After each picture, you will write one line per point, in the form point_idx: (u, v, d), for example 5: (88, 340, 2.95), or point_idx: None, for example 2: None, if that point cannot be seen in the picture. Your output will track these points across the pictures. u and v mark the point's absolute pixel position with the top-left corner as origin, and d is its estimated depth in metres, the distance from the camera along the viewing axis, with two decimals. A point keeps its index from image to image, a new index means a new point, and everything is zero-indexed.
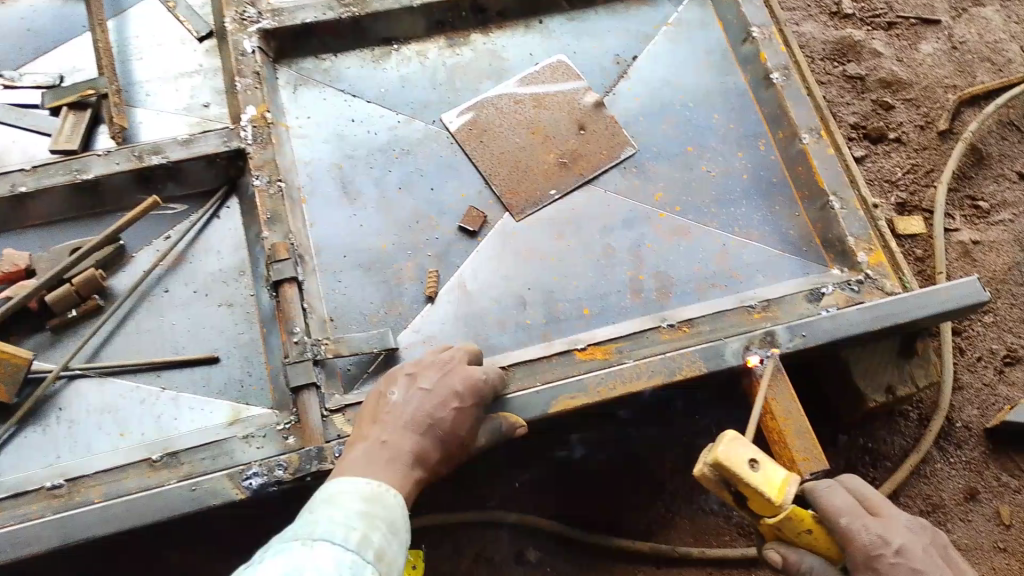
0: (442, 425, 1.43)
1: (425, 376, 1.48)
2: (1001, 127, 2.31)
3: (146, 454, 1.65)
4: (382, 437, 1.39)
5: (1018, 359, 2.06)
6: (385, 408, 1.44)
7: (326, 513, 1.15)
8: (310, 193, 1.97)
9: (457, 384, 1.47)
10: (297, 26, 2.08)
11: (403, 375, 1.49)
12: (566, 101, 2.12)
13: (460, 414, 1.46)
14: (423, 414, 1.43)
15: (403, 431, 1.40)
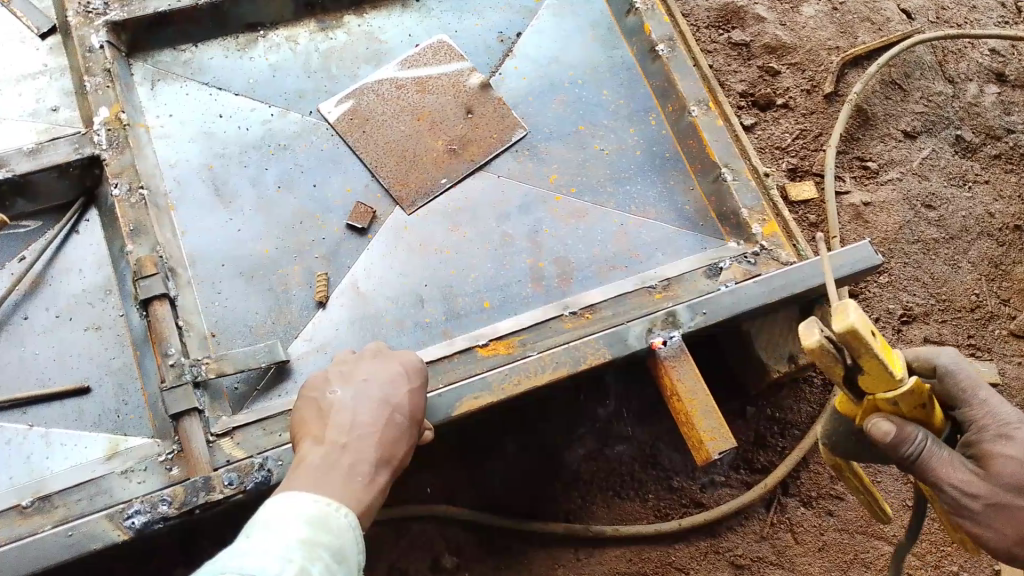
0: (400, 410, 1.39)
1: (359, 369, 1.43)
2: (885, 87, 2.34)
3: (15, 500, 1.50)
4: (340, 441, 1.31)
5: (915, 316, 2.09)
6: (326, 411, 1.37)
7: (262, 544, 1.04)
8: (179, 199, 1.83)
9: (393, 369, 1.44)
10: (152, 17, 1.90)
11: (332, 376, 1.43)
12: (450, 84, 2.03)
13: (413, 395, 1.43)
14: (378, 405, 1.38)
15: (361, 426, 1.34)
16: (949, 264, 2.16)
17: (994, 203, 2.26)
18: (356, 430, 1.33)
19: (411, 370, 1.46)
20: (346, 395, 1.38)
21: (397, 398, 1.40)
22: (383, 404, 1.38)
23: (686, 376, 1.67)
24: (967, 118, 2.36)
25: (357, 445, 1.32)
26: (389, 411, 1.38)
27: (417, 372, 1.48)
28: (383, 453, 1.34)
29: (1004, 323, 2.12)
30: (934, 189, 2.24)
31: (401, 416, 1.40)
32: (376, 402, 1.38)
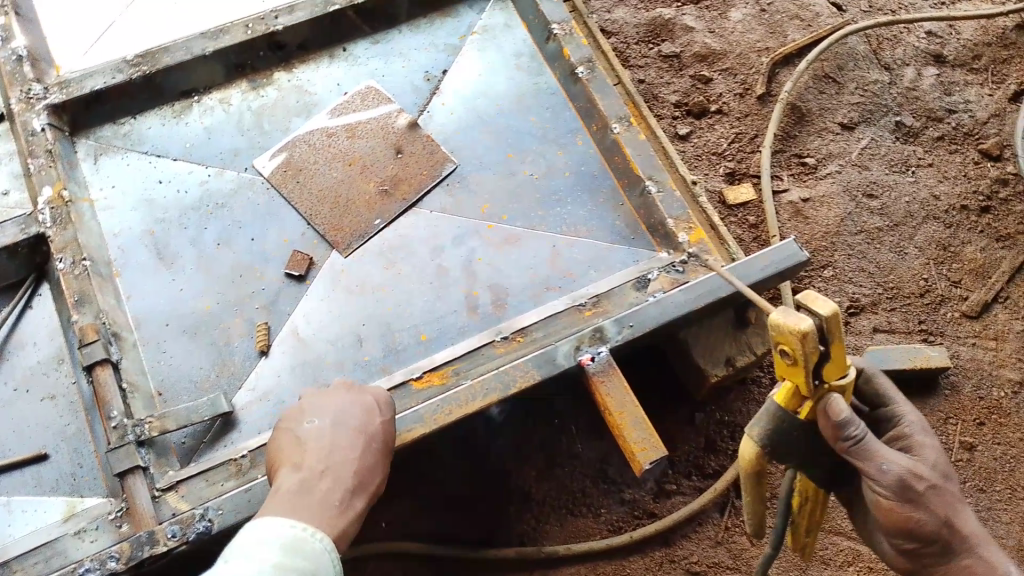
0: (371, 439, 1.46)
1: (332, 402, 1.50)
2: (818, 81, 2.34)
3: None
4: (318, 467, 1.38)
5: (862, 308, 2.10)
6: (302, 442, 1.43)
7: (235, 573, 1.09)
8: (124, 265, 1.93)
9: (364, 401, 1.51)
10: (88, 95, 2.01)
11: (305, 410, 1.49)
12: (379, 127, 2.09)
13: (385, 427, 1.50)
14: (351, 435, 1.44)
15: (337, 454, 1.41)
16: (894, 252, 2.15)
17: (939, 185, 2.24)
18: (331, 459, 1.40)
19: (382, 404, 1.53)
20: (321, 426, 1.45)
21: (367, 428, 1.46)
22: (356, 434, 1.44)
23: (614, 390, 1.71)
24: (906, 103, 2.34)
25: (332, 473, 1.38)
26: (363, 440, 1.44)
27: (386, 404, 1.55)
28: (357, 479, 1.40)
29: (957, 304, 2.10)
30: (875, 178, 2.24)
31: (374, 445, 1.46)
32: (350, 432, 1.44)
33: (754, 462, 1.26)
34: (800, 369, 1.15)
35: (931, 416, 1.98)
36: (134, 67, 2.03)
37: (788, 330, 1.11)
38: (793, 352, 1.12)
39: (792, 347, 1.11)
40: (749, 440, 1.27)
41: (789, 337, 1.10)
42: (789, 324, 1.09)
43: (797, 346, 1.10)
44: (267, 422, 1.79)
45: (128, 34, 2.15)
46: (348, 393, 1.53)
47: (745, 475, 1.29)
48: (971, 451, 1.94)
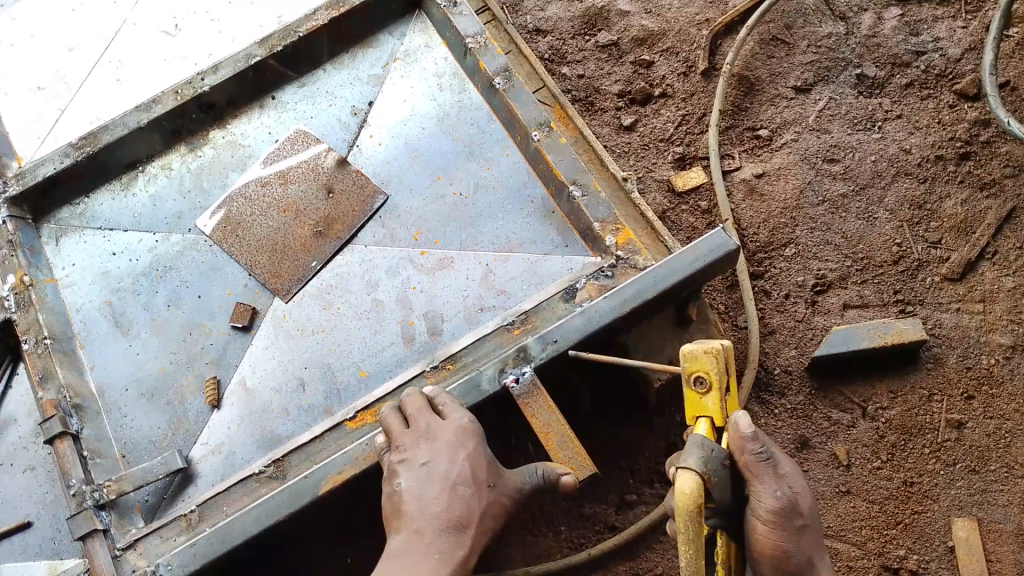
0: (461, 480, 1.48)
1: (418, 452, 1.52)
2: (765, 46, 2.19)
3: None
4: (417, 527, 1.44)
5: (830, 284, 1.94)
6: (398, 503, 1.48)
7: None
8: (86, 337, 2.03)
9: (448, 439, 1.52)
10: (42, 183, 2.12)
11: (395, 467, 1.53)
12: (309, 169, 2.11)
13: (473, 458, 1.51)
14: (439, 485, 1.47)
15: (429, 510, 1.45)
16: (862, 219, 1.99)
17: (909, 137, 2.05)
18: (428, 513, 1.45)
19: (463, 433, 1.53)
20: (411, 484, 1.48)
21: (455, 472, 1.48)
22: (444, 483, 1.47)
23: (540, 410, 1.66)
24: (867, 53, 2.15)
25: (430, 529, 1.43)
26: (452, 486, 1.47)
27: (470, 431, 1.54)
28: (456, 524, 1.45)
29: (937, 267, 1.92)
30: (836, 140, 2.08)
31: (464, 485, 1.48)
32: (438, 485, 1.47)
33: (694, 494, 1.24)
34: (712, 394, 1.37)
35: (911, 394, 1.81)
36: (78, 149, 2.12)
37: (700, 356, 1.38)
38: (706, 375, 1.37)
39: (706, 369, 1.37)
40: (684, 472, 1.26)
41: (706, 354, 1.37)
42: (704, 346, 1.38)
43: (712, 365, 1.36)
44: (219, 473, 1.85)
45: (78, 117, 2.29)
46: (431, 436, 1.54)
47: (684, 514, 1.23)
48: (960, 429, 1.77)
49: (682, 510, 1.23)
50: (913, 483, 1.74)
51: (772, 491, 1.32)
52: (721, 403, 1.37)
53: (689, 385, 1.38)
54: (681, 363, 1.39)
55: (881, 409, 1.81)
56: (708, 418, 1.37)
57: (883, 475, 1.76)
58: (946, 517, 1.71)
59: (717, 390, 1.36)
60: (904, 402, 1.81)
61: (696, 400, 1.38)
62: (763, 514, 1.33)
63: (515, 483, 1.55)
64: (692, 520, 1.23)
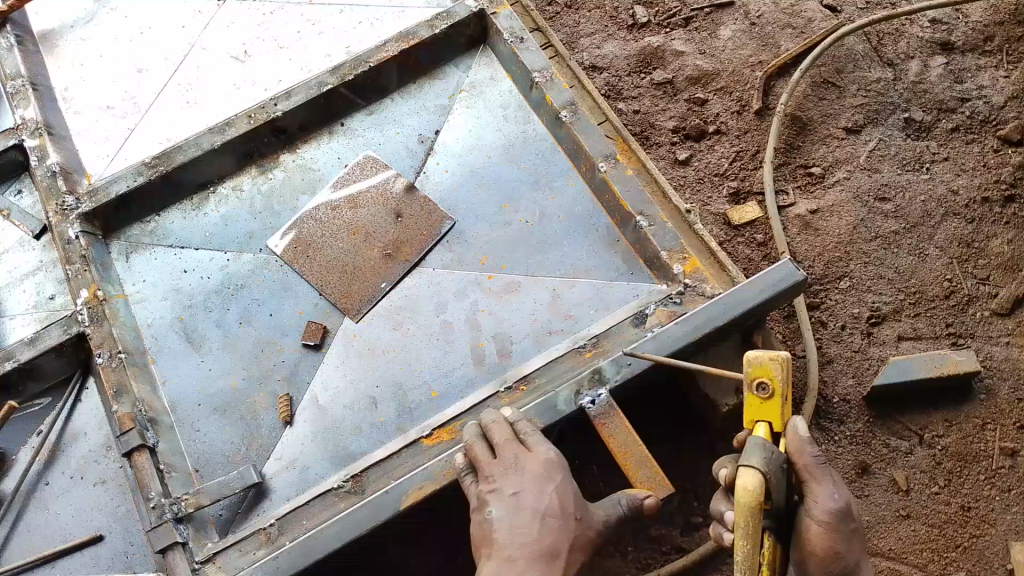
0: (550, 512, 1.53)
1: (508, 482, 1.56)
2: (817, 88, 2.30)
3: None
4: (508, 555, 1.47)
5: (884, 316, 2.03)
6: (490, 531, 1.52)
7: None
8: (158, 352, 2.07)
9: (537, 470, 1.56)
10: (114, 200, 2.18)
11: (485, 496, 1.56)
12: (378, 194, 2.18)
13: (561, 491, 1.55)
14: (530, 516, 1.51)
15: (522, 539, 1.49)
16: (914, 255, 2.08)
17: (957, 179, 2.14)
18: (519, 542, 1.49)
19: (549, 466, 1.57)
20: (503, 513, 1.52)
21: (545, 504, 1.53)
22: (535, 513, 1.51)
23: (617, 430, 1.71)
24: (914, 98, 2.26)
25: (523, 556, 1.47)
26: (541, 518, 1.51)
27: (555, 463, 1.58)
28: (546, 552, 1.48)
29: (986, 303, 2.00)
30: (887, 180, 2.17)
31: (552, 517, 1.52)
32: (528, 516, 1.51)
33: (757, 493, 1.21)
34: (774, 401, 1.33)
35: (965, 423, 1.89)
36: (152, 168, 2.20)
37: (765, 363, 1.33)
38: (772, 382, 1.33)
39: (772, 377, 1.32)
40: (747, 470, 1.23)
41: (772, 362, 1.32)
42: (771, 353, 1.33)
43: (778, 373, 1.32)
44: (294, 488, 1.88)
45: (148, 138, 2.34)
46: (519, 466, 1.58)
47: (745, 513, 1.20)
48: (1014, 457, 1.84)
49: (743, 509, 1.21)
50: (970, 508, 1.81)
51: (829, 495, 1.34)
52: (782, 411, 1.33)
53: (752, 390, 1.34)
54: (745, 367, 1.34)
55: (937, 436, 1.89)
56: (767, 424, 1.34)
57: (941, 500, 1.82)
58: (1004, 541, 1.77)
59: (781, 398, 1.33)
60: (960, 431, 1.88)
61: (757, 405, 1.34)
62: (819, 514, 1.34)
63: (601, 517, 1.60)
64: (753, 519, 1.20)
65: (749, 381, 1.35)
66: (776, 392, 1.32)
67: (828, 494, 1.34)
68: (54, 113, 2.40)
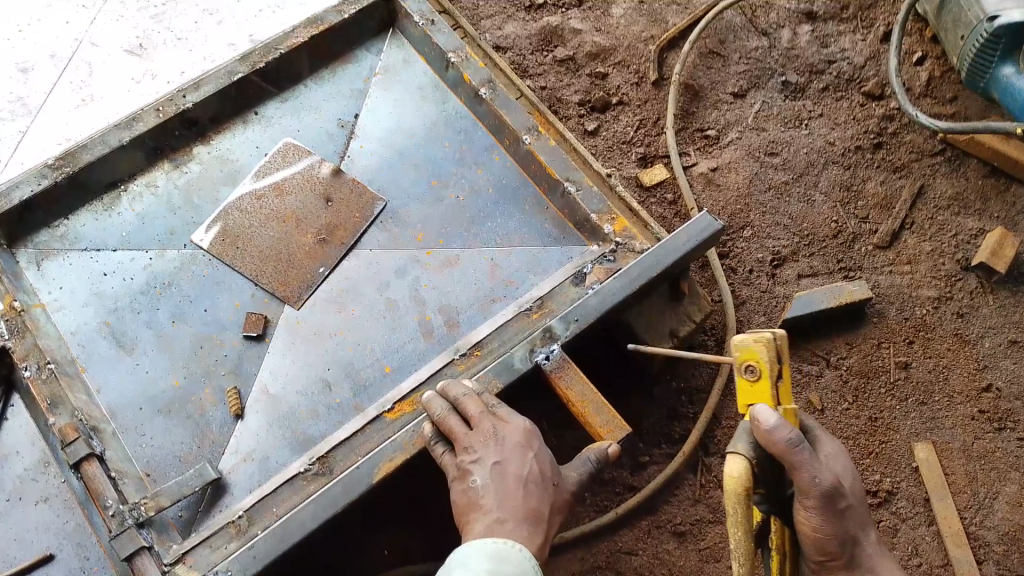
0: (532, 477, 1.55)
1: (489, 452, 1.58)
2: (704, 58, 2.52)
3: None
4: (497, 517, 1.50)
5: (785, 258, 2.27)
6: (475, 498, 1.53)
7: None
8: (87, 360, 1.97)
9: (517, 439, 1.59)
10: (17, 206, 2.04)
11: (467, 466, 1.58)
12: (304, 180, 2.18)
13: (540, 457, 1.58)
14: (514, 482, 1.54)
15: (508, 502, 1.52)
16: (803, 202, 2.34)
17: (832, 132, 2.41)
18: (507, 506, 1.51)
19: (524, 435, 1.61)
20: (487, 480, 1.54)
21: (528, 470, 1.55)
22: (518, 479, 1.54)
23: (573, 382, 1.82)
24: (789, 63, 2.51)
25: (512, 518, 1.50)
26: (524, 483, 1.54)
27: (532, 432, 1.63)
28: (532, 515, 1.52)
29: (868, 238, 2.27)
30: (772, 137, 2.42)
31: (534, 482, 1.55)
32: (512, 483, 1.54)
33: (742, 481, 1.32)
34: (763, 382, 1.39)
35: (864, 344, 2.14)
36: (57, 170, 2.08)
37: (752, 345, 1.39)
38: (758, 363, 1.39)
39: (757, 359, 1.38)
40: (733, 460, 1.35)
41: (756, 343, 1.37)
42: (755, 335, 1.38)
43: (762, 354, 1.38)
44: (255, 478, 1.87)
45: (45, 138, 2.22)
46: (497, 436, 1.60)
47: (732, 499, 1.32)
48: (907, 369, 2.10)
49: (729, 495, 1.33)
50: (877, 418, 2.05)
51: (812, 479, 1.35)
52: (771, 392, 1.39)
53: (741, 372, 1.41)
54: (733, 350, 1.40)
55: (842, 358, 2.13)
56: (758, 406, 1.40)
57: (852, 414, 2.06)
58: (908, 443, 2.02)
59: (767, 379, 1.38)
60: (860, 351, 2.13)
61: (748, 387, 1.41)
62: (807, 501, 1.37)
63: (574, 478, 1.64)
64: (738, 503, 1.32)
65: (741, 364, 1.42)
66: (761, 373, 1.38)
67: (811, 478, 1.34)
68: None
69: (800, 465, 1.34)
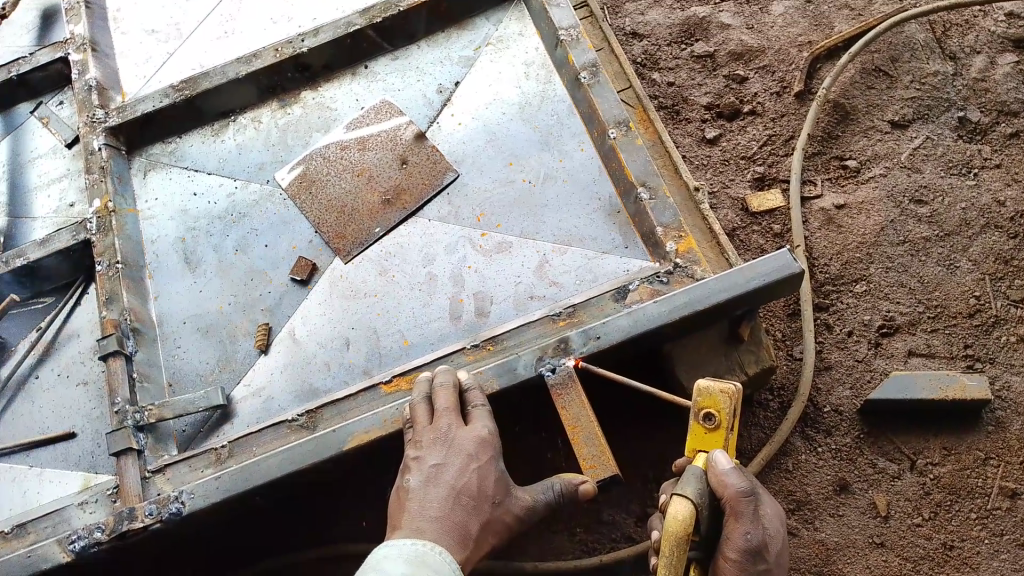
0: (467, 491, 1.44)
1: (433, 452, 1.48)
2: (866, 76, 2.20)
3: (4, 525, 1.78)
4: (417, 525, 1.39)
5: (897, 327, 1.92)
6: (404, 498, 1.44)
7: None
8: (155, 268, 2.11)
9: (467, 447, 1.48)
10: (140, 118, 2.23)
11: (409, 462, 1.49)
12: (388, 139, 2.16)
13: (482, 472, 1.47)
14: (444, 491, 1.43)
15: (432, 513, 1.40)
16: (943, 265, 1.97)
17: (1005, 189, 2.03)
18: (429, 515, 1.40)
19: (482, 445, 1.49)
20: (420, 483, 1.44)
21: (464, 481, 1.44)
22: (450, 490, 1.43)
23: (572, 403, 1.61)
24: (973, 97, 2.16)
25: (432, 528, 1.38)
26: (456, 495, 1.43)
27: (489, 442, 1.51)
28: (456, 531, 1.41)
29: (1013, 327, 1.89)
30: (926, 182, 2.06)
31: (467, 497, 1.44)
32: (444, 490, 1.43)
33: (686, 524, 1.23)
34: (718, 434, 1.37)
35: (966, 454, 1.79)
36: (178, 92, 2.23)
37: (715, 395, 1.37)
38: (718, 415, 1.36)
39: (719, 409, 1.36)
40: (680, 501, 1.25)
41: (721, 394, 1.36)
42: (721, 385, 1.37)
43: (726, 405, 1.36)
44: (256, 416, 1.88)
45: (183, 62, 2.40)
46: (450, 437, 1.50)
47: (672, 540, 1.22)
48: (1013, 499, 1.74)
49: (671, 537, 1.22)
50: (952, 547, 1.72)
51: (744, 532, 1.32)
52: (725, 445, 1.36)
53: (698, 419, 1.37)
54: (695, 395, 1.38)
55: (931, 464, 1.79)
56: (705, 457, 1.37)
57: (922, 534, 1.74)
58: None
59: (724, 432, 1.36)
60: (957, 461, 1.79)
61: (701, 434, 1.38)
62: (731, 554, 1.32)
63: (525, 501, 1.52)
64: (678, 548, 1.22)
65: (697, 411, 1.39)
66: (721, 424, 1.36)
67: (744, 531, 1.31)
68: (102, 31, 2.48)
69: (739, 516, 1.32)
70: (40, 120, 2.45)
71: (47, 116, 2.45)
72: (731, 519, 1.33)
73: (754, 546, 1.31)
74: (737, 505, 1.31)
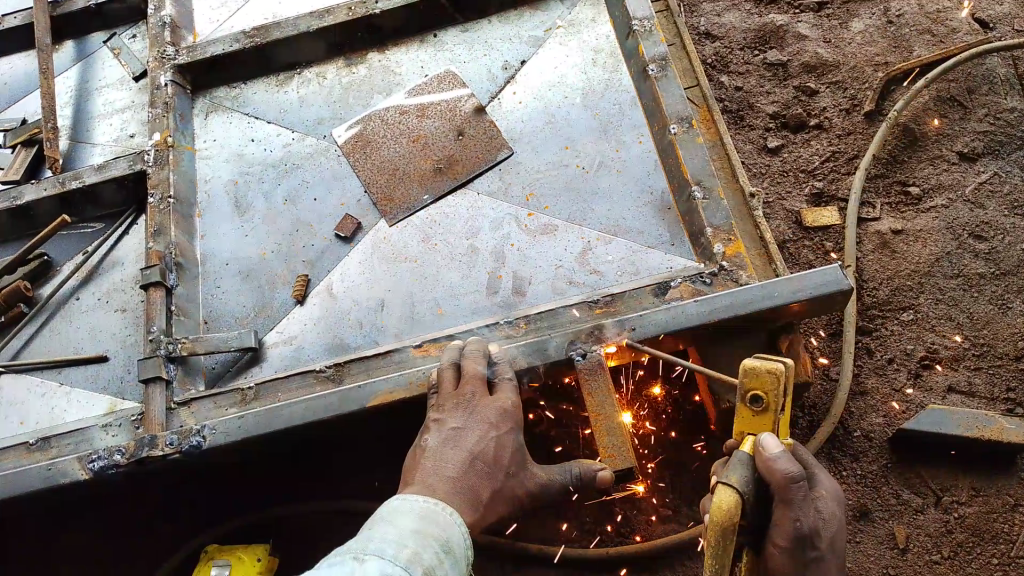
0: (483, 456, 1.43)
1: (454, 416, 1.48)
2: (940, 104, 2.16)
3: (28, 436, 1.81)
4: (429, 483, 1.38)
5: (939, 360, 1.88)
6: (420, 456, 1.44)
7: (381, 531, 1.23)
8: (206, 208, 2.14)
9: (489, 415, 1.48)
10: (208, 59, 2.26)
11: (430, 423, 1.49)
12: (447, 109, 2.16)
13: (501, 442, 1.47)
14: (462, 455, 1.42)
15: (446, 475, 1.40)
16: (996, 303, 1.92)
17: None
18: (443, 477, 1.39)
19: (504, 417, 1.49)
20: (438, 445, 1.44)
21: (482, 447, 1.44)
22: (467, 454, 1.42)
23: (598, 390, 1.60)
24: None
25: (442, 488, 1.37)
26: (472, 461, 1.42)
27: (510, 413, 1.51)
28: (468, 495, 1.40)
29: None
30: (988, 218, 2.01)
31: (483, 463, 1.43)
32: (462, 454, 1.42)
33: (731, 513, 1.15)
34: (766, 416, 1.26)
35: (995, 497, 1.75)
36: (249, 39, 2.25)
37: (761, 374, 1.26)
38: (765, 396, 1.25)
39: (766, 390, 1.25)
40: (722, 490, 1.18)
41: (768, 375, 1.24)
42: (766, 364, 1.25)
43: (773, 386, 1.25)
44: (286, 363, 1.89)
45: (256, 11, 2.44)
46: (473, 404, 1.49)
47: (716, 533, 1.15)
48: None
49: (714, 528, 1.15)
50: None
51: (794, 519, 1.22)
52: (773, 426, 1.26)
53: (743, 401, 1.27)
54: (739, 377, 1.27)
55: (957, 502, 1.75)
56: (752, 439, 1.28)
57: (938, 571, 1.69)
58: None
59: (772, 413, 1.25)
60: (984, 503, 1.74)
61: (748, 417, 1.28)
62: (781, 540, 1.23)
63: (540, 479, 1.51)
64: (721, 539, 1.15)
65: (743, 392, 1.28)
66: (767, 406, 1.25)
67: (794, 518, 1.22)
68: None
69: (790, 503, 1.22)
70: (113, 51, 2.51)
71: (120, 48, 2.50)
72: (783, 505, 1.24)
73: (804, 534, 1.22)
74: (786, 491, 1.21)
